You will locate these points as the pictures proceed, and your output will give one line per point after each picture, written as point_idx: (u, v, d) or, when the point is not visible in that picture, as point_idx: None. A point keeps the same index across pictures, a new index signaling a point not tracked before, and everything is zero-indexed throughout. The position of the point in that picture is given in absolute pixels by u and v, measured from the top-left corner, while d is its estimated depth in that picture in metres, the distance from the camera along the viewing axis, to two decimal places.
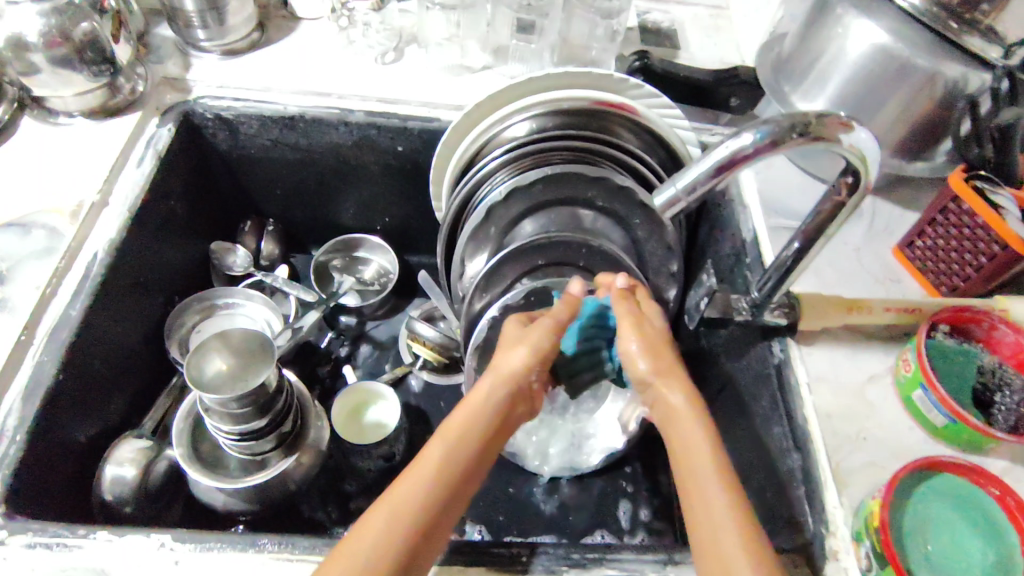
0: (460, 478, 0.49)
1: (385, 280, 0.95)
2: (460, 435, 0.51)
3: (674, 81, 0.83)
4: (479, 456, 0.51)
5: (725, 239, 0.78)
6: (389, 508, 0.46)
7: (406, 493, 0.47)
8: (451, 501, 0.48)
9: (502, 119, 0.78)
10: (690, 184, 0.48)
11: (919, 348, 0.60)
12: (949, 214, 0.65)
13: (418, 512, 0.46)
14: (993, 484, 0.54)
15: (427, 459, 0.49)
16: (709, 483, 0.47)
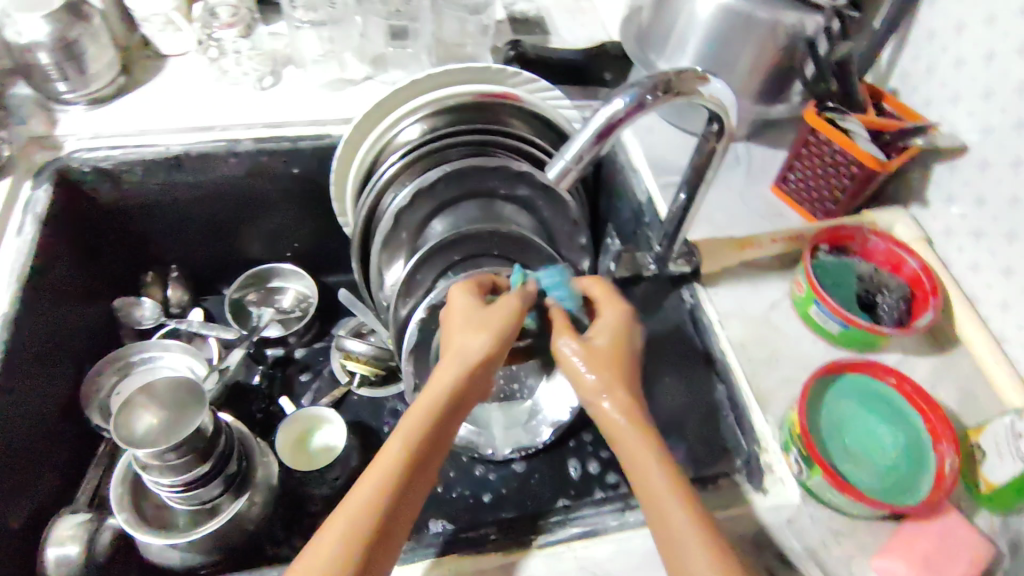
0: (407, 486, 0.50)
1: (305, 304, 0.93)
2: (411, 436, 0.52)
3: (548, 65, 0.87)
4: (427, 458, 0.52)
5: (624, 204, 0.83)
6: (338, 528, 0.47)
7: (351, 510, 0.48)
8: (401, 510, 0.50)
9: (394, 126, 0.80)
10: (577, 153, 0.51)
11: (807, 271, 0.66)
12: (811, 145, 0.72)
13: (361, 530, 0.47)
14: (890, 374, 0.61)
15: (377, 468, 0.50)
16: (669, 495, 0.49)
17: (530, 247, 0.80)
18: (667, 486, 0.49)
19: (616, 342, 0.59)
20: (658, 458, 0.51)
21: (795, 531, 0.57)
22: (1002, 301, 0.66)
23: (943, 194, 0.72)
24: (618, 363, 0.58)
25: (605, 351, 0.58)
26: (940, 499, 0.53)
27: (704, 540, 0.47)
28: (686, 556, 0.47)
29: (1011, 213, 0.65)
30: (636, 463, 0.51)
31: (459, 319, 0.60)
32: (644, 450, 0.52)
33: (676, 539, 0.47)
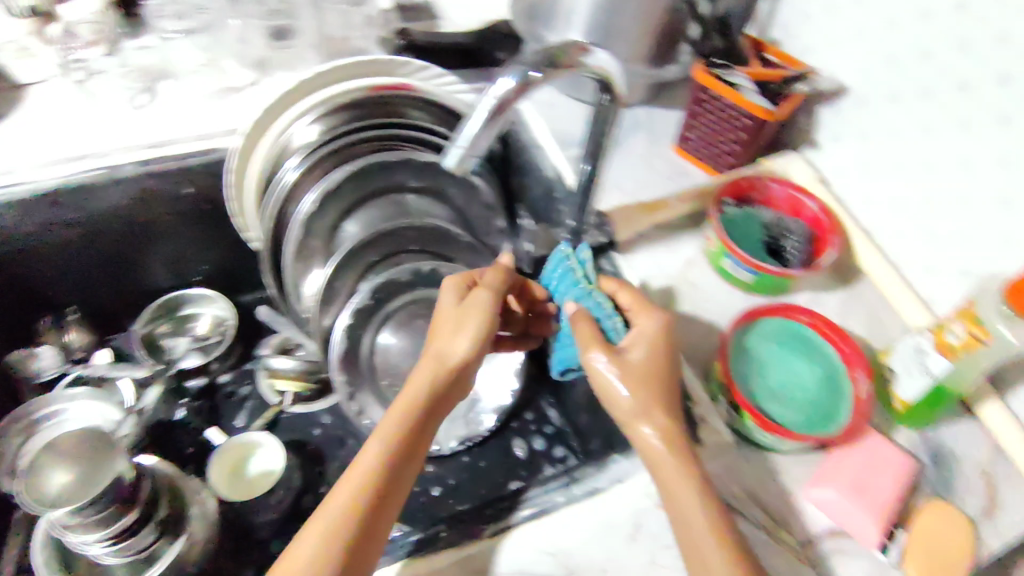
0: (380, 487, 0.51)
1: (222, 328, 0.89)
2: (387, 441, 0.53)
3: (440, 51, 0.85)
4: (401, 461, 0.53)
5: (534, 182, 0.83)
6: (314, 528, 0.48)
7: (325, 511, 0.49)
8: (376, 510, 0.50)
9: (287, 128, 0.77)
10: (472, 137, 0.49)
11: (714, 226, 0.68)
12: (704, 103, 0.74)
13: (333, 529, 0.48)
14: (802, 314, 0.65)
15: (350, 470, 0.52)
16: (688, 494, 0.51)
17: (447, 237, 0.83)
18: (682, 490, 0.51)
19: (653, 351, 0.58)
20: (668, 459, 0.53)
21: (733, 475, 0.59)
22: (895, 229, 0.70)
23: (832, 134, 0.75)
24: (647, 367, 0.57)
25: (640, 360, 0.57)
26: (859, 425, 0.56)
27: (717, 537, 0.49)
28: (704, 553, 0.49)
29: (892, 145, 0.69)
30: (659, 470, 0.53)
31: (442, 325, 0.61)
32: (665, 460, 0.53)
33: (695, 537, 0.49)
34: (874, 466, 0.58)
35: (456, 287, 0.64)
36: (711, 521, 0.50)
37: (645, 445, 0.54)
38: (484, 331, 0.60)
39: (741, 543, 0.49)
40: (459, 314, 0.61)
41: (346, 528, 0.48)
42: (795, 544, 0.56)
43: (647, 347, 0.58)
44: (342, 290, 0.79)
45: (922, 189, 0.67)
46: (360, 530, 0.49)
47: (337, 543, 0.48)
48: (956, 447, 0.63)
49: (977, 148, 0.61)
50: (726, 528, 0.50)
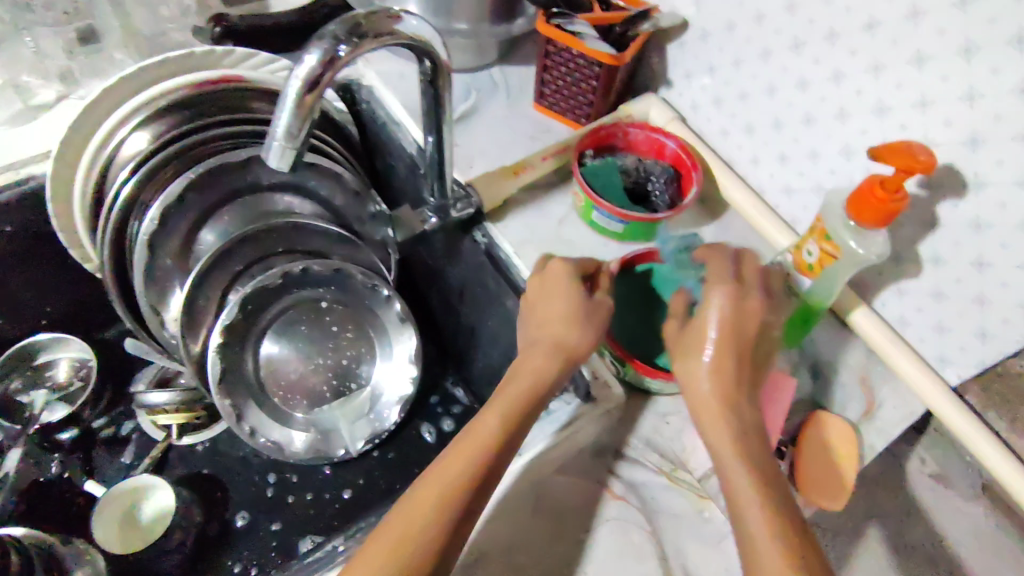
0: (489, 472, 0.49)
1: (84, 370, 0.82)
2: (501, 425, 0.51)
3: (267, 33, 0.78)
4: (510, 451, 0.51)
5: (397, 161, 0.80)
6: (421, 505, 0.47)
7: (430, 488, 0.48)
8: (481, 497, 0.48)
9: (112, 135, 0.69)
10: (286, 130, 0.45)
11: (578, 181, 0.67)
12: (553, 55, 0.71)
13: (436, 508, 0.47)
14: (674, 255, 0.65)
15: (460, 445, 0.50)
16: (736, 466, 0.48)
17: (316, 234, 0.78)
18: (741, 474, 0.48)
19: (722, 318, 0.52)
20: (724, 438, 0.50)
21: (627, 427, 0.61)
22: (752, 157, 0.71)
23: (681, 71, 0.75)
24: (724, 345, 0.52)
25: (711, 334, 0.52)
26: None
27: (771, 529, 0.44)
28: (750, 537, 0.44)
29: (737, 75, 0.69)
30: (718, 453, 0.50)
31: (549, 309, 0.58)
32: (724, 442, 0.50)
33: (744, 514, 0.46)
34: (768, 400, 0.60)
35: (580, 265, 0.61)
36: (765, 505, 0.46)
37: (705, 421, 0.51)
38: (594, 323, 0.57)
39: (799, 540, 0.43)
40: (574, 297, 0.57)
41: (452, 509, 0.47)
42: (694, 481, 0.57)
43: (717, 322, 0.52)
44: (209, 305, 0.73)
45: (769, 114, 0.68)
46: (465, 515, 0.47)
47: (440, 525, 0.46)
48: (833, 358, 0.65)
49: (811, 66, 0.62)
50: (782, 518, 0.45)
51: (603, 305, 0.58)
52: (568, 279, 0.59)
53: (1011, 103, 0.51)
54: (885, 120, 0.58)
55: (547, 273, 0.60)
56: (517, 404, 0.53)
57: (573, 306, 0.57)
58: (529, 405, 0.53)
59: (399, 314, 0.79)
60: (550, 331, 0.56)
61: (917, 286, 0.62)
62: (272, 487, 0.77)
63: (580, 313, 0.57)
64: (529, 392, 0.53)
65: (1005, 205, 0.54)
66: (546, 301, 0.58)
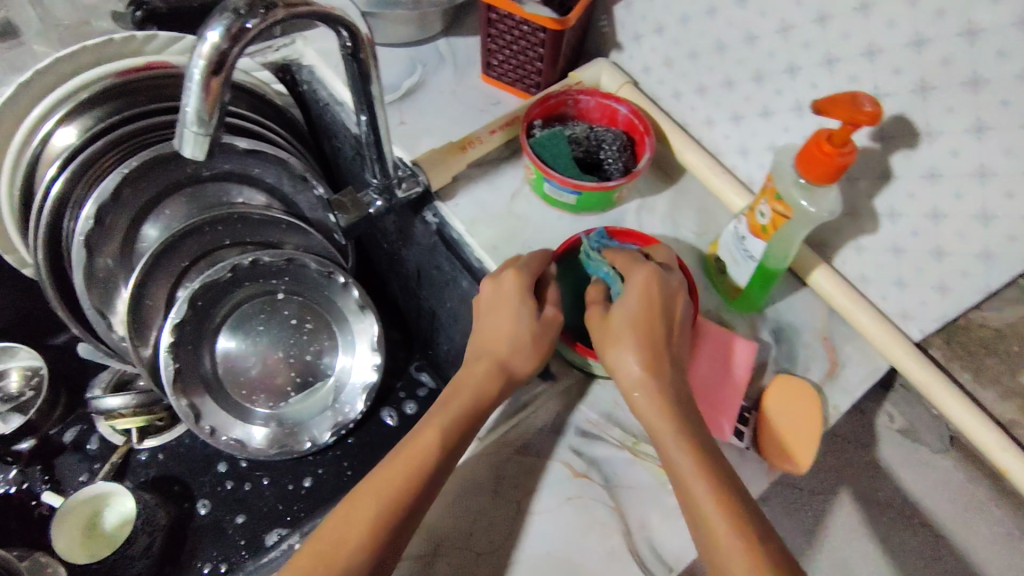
0: (420, 498, 0.48)
1: (36, 378, 0.79)
2: (441, 436, 0.50)
3: (188, 14, 0.76)
4: (443, 479, 0.50)
5: (344, 142, 0.78)
6: (349, 532, 0.45)
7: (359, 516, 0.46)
8: (409, 525, 0.47)
9: (38, 129, 0.66)
10: (195, 116, 0.43)
11: (526, 153, 0.65)
12: (495, 23, 0.69)
13: (365, 535, 0.45)
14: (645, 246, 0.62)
15: (398, 463, 0.48)
16: (681, 458, 0.47)
17: (264, 224, 0.75)
18: (693, 467, 0.46)
19: (643, 308, 0.52)
20: (672, 422, 0.49)
21: (587, 403, 0.59)
22: (706, 118, 0.69)
23: (630, 32, 0.72)
24: (654, 343, 0.52)
25: (641, 327, 0.52)
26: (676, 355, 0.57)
27: (720, 514, 0.44)
28: (703, 515, 0.45)
29: (685, 34, 0.67)
30: (666, 452, 0.48)
31: (497, 329, 0.56)
32: (673, 420, 0.49)
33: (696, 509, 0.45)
34: (728, 360, 0.59)
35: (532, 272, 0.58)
36: (718, 498, 0.45)
37: (652, 419, 0.50)
38: (543, 342, 0.56)
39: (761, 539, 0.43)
40: (526, 318, 0.55)
41: (379, 537, 0.45)
42: (657, 453, 0.56)
43: (640, 319, 0.52)
44: (156, 303, 0.71)
45: (720, 72, 0.65)
46: (392, 542, 0.46)
47: (364, 555, 0.44)
48: (795, 319, 0.64)
49: (758, 19, 0.60)
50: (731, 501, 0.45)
51: (554, 322, 0.57)
52: (519, 292, 0.56)
53: (958, 46, 0.49)
54: (835, 72, 0.57)
55: (500, 285, 0.58)
56: (454, 421, 0.51)
57: (522, 329, 0.55)
58: (464, 427, 0.52)
59: (358, 300, 0.76)
60: (500, 351, 0.55)
61: (875, 242, 0.61)
62: (230, 480, 0.75)
63: (529, 334, 0.56)
64: (463, 415, 0.52)
65: (957, 154, 0.52)
66: (494, 319, 0.57)
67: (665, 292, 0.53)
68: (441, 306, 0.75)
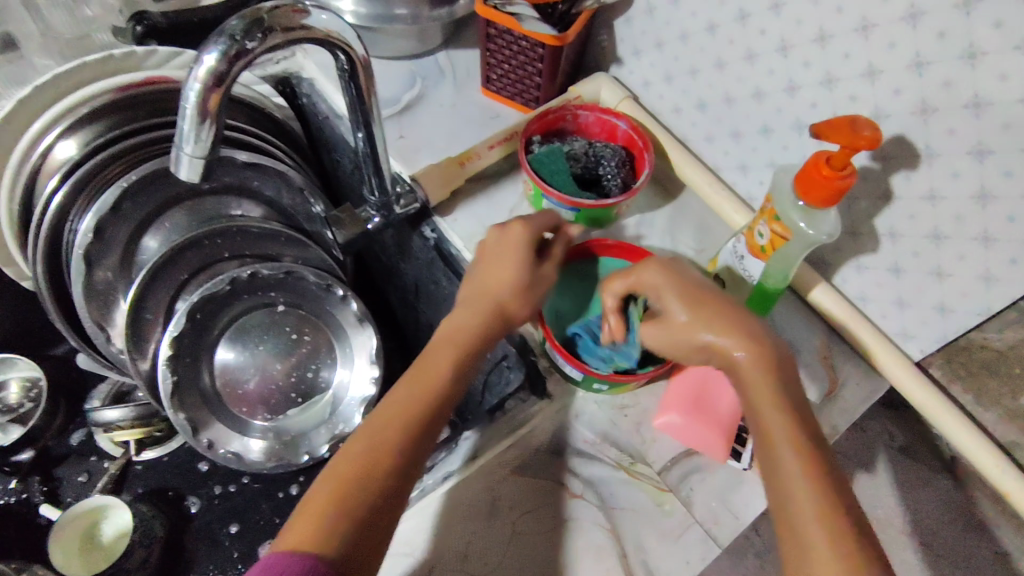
0: (437, 415, 0.48)
1: (36, 390, 0.80)
2: (450, 358, 0.51)
3: (188, 29, 0.76)
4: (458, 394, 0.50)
5: (344, 154, 0.78)
6: (378, 443, 0.45)
7: (385, 436, 0.45)
8: (432, 436, 0.47)
9: (38, 142, 0.66)
10: (191, 140, 0.43)
11: (525, 169, 0.65)
12: (495, 38, 0.68)
13: (396, 447, 0.45)
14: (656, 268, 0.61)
15: (413, 384, 0.48)
16: (770, 409, 0.45)
17: (263, 237, 0.75)
18: (780, 416, 0.45)
19: (682, 291, 0.52)
20: (754, 374, 0.47)
21: (584, 422, 0.59)
22: (706, 134, 0.69)
23: (630, 47, 0.72)
24: (711, 306, 0.51)
25: (687, 298, 0.52)
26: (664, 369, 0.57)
27: (801, 462, 0.43)
28: (780, 469, 0.43)
29: (685, 50, 0.66)
30: (755, 406, 0.46)
31: (502, 271, 0.56)
32: (757, 376, 0.47)
33: (776, 461, 0.43)
34: None
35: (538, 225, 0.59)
36: (805, 458, 0.43)
37: (739, 373, 0.48)
38: (536, 291, 0.57)
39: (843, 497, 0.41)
40: (528, 266, 0.56)
41: (410, 448, 0.45)
42: (653, 474, 0.56)
43: (685, 293, 0.52)
44: (156, 317, 0.71)
45: (720, 89, 0.65)
46: (420, 450, 0.46)
47: (397, 468, 0.44)
48: (795, 337, 0.64)
49: (758, 37, 0.59)
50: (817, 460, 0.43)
51: (547, 279, 0.58)
52: (526, 242, 0.57)
53: (960, 68, 0.48)
54: (835, 91, 0.56)
55: (507, 234, 0.58)
56: (462, 350, 0.51)
57: (525, 271, 0.56)
58: (471, 355, 0.52)
59: (356, 314, 0.77)
60: (501, 289, 0.55)
61: (876, 261, 0.61)
62: (223, 490, 0.75)
63: (531, 279, 0.56)
64: (475, 339, 0.52)
65: (959, 176, 0.52)
66: (498, 258, 0.57)
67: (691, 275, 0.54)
68: (438, 320, 0.75)
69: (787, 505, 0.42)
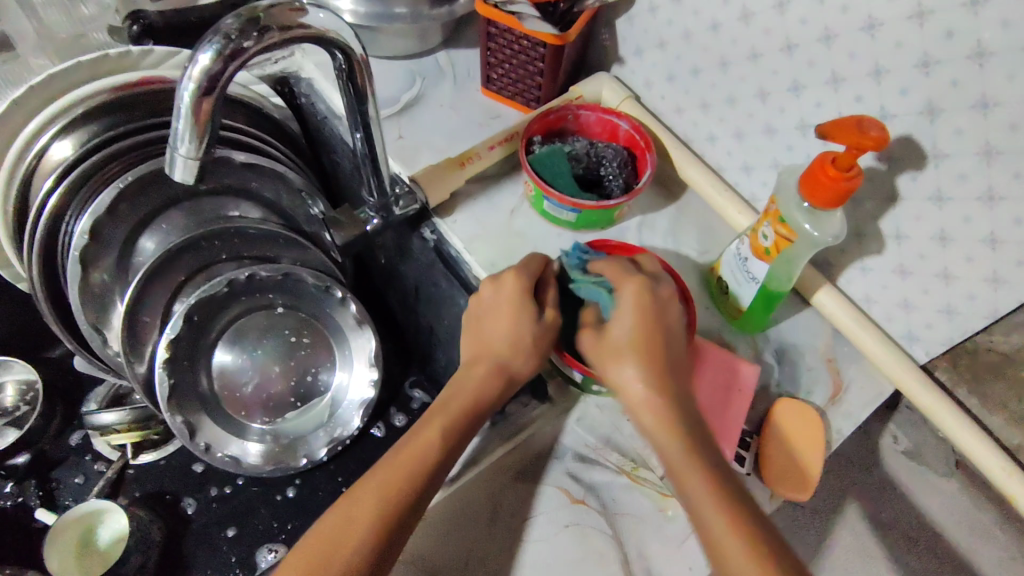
0: (418, 497, 0.48)
1: (31, 393, 0.79)
2: (438, 431, 0.51)
3: (185, 29, 0.76)
4: (445, 472, 0.51)
5: (343, 154, 0.78)
6: (353, 525, 0.46)
7: (361, 516, 0.46)
8: (411, 517, 0.47)
9: (33, 143, 0.66)
10: (185, 142, 0.42)
11: (526, 170, 0.64)
12: (495, 37, 0.68)
13: (368, 529, 0.45)
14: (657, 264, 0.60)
15: (399, 460, 0.49)
16: (676, 446, 0.47)
17: (261, 238, 0.75)
18: (686, 454, 0.46)
19: (637, 318, 0.52)
20: (656, 416, 0.48)
21: (585, 426, 0.58)
22: (709, 134, 0.68)
23: (632, 46, 0.71)
24: (649, 334, 0.51)
25: (636, 320, 0.51)
26: None
27: (714, 496, 0.44)
28: (695, 503, 0.44)
29: (687, 50, 0.66)
30: (667, 446, 0.47)
31: (496, 330, 0.55)
32: (665, 417, 0.48)
33: (691, 495, 0.45)
34: (730, 392, 0.57)
35: (532, 276, 0.58)
36: (717, 494, 0.44)
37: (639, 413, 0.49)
38: (542, 347, 0.55)
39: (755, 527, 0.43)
40: (525, 323, 0.55)
41: (384, 533, 0.46)
42: (656, 479, 0.55)
43: (636, 316, 0.52)
44: (153, 319, 0.70)
45: (723, 89, 0.64)
46: (396, 533, 0.46)
47: (365, 554, 0.45)
48: (799, 339, 0.63)
49: (762, 36, 0.59)
50: (727, 493, 0.44)
51: (553, 327, 0.56)
52: (520, 295, 0.55)
53: (968, 67, 0.48)
54: (840, 91, 0.56)
55: (500, 286, 0.57)
56: (453, 424, 0.52)
57: (519, 330, 0.55)
58: (462, 429, 0.52)
59: (356, 316, 0.76)
60: (498, 354, 0.55)
61: (880, 262, 0.60)
62: (221, 493, 0.75)
63: (531, 339, 0.55)
64: (465, 412, 0.53)
65: (966, 177, 0.51)
66: (495, 315, 0.56)
67: (661, 300, 0.53)
68: (437, 321, 0.74)
69: (711, 539, 0.43)
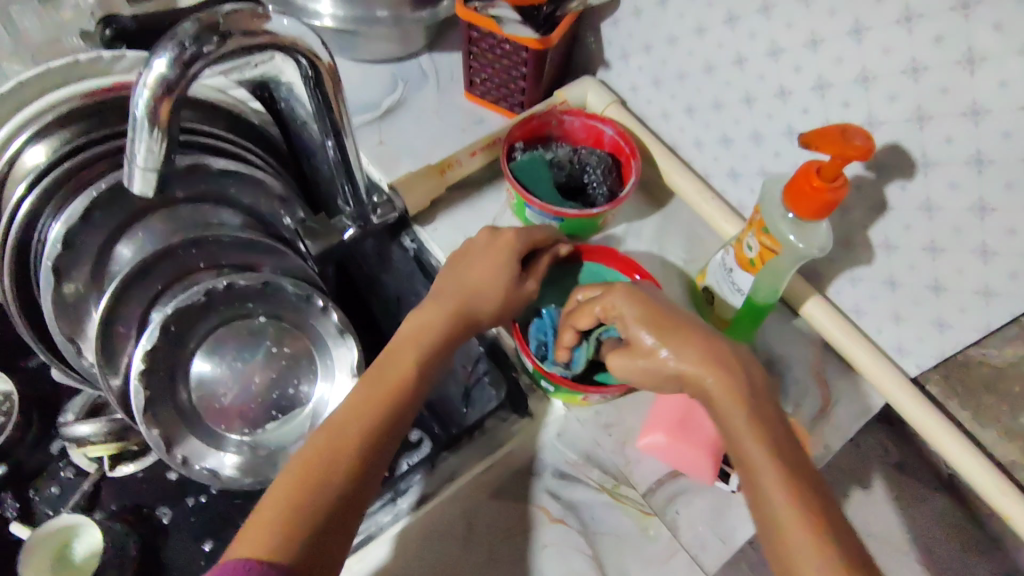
0: (397, 421, 0.47)
1: (7, 403, 0.76)
2: (413, 357, 0.50)
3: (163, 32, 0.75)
4: (421, 399, 0.50)
5: (323, 160, 0.76)
6: (336, 446, 0.44)
7: (345, 438, 0.45)
8: (389, 443, 0.47)
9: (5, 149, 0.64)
10: (141, 153, 0.41)
11: (506, 178, 0.62)
12: (476, 41, 0.66)
13: (353, 451, 0.44)
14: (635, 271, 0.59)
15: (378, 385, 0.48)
16: (750, 442, 0.43)
17: (240, 245, 0.72)
18: (761, 451, 0.42)
19: (653, 321, 0.50)
20: (735, 414, 0.44)
21: (566, 441, 0.57)
22: (695, 140, 0.67)
23: (617, 50, 0.70)
24: (681, 332, 0.48)
25: (649, 323, 0.49)
26: None
27: (793, 498, 0.40)
28: (771, 508, 0.41)
29: (672, 54, 0.64)
30: (739, 443, 0.44)
31: (481, 274, 0.55)
32: (736, 412, 0.44)
33: (765, 496, 0.41)
34: None
35: (523, 237, 0.58)
36: (796, 491, 0.41)
37: (714, 404, 0.46)
38: (512, 307, 0.56)
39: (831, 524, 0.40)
40: (507, 277, 0.55)
41: (363, 458, 0.45)
42: (638, 497, 0.54)
43: (651, 322, 0.50)
44: (128, 329, 0.68)
45: (709, 94, 0.63)
46: (378, 453, 0.46)
47: (347, 479, 0.44)
48: (786, 351, 0.61)
49: (748, 40, 0.57)
50: (804, 489, 0.41)
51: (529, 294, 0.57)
52: (510, 252, 0.56)
53: (958, 74, 0.46)
54: (827, 97, 0.54)
55: (491, 240, 0.57)
56: (428, 351, 0.51)
57: (502, 283, 0.55)
58: (438, 359, 0.51)
59: (338, 325, 0.74)
60: (472, 295, 0.54)
61: (870, 273, 0.58)
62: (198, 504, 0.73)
63: (509, 291, 0.55)
64: (440, 343, 0.51)
65: (958, 186, 0.49)
66: (478, 263, 0.56)
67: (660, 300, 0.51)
68: None
69: (786, 538, 0.39)
